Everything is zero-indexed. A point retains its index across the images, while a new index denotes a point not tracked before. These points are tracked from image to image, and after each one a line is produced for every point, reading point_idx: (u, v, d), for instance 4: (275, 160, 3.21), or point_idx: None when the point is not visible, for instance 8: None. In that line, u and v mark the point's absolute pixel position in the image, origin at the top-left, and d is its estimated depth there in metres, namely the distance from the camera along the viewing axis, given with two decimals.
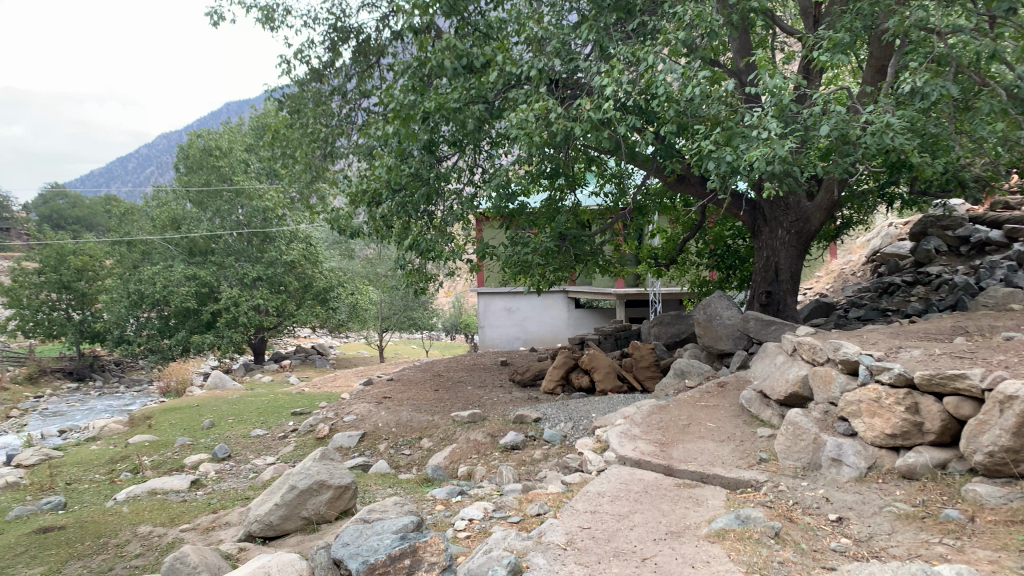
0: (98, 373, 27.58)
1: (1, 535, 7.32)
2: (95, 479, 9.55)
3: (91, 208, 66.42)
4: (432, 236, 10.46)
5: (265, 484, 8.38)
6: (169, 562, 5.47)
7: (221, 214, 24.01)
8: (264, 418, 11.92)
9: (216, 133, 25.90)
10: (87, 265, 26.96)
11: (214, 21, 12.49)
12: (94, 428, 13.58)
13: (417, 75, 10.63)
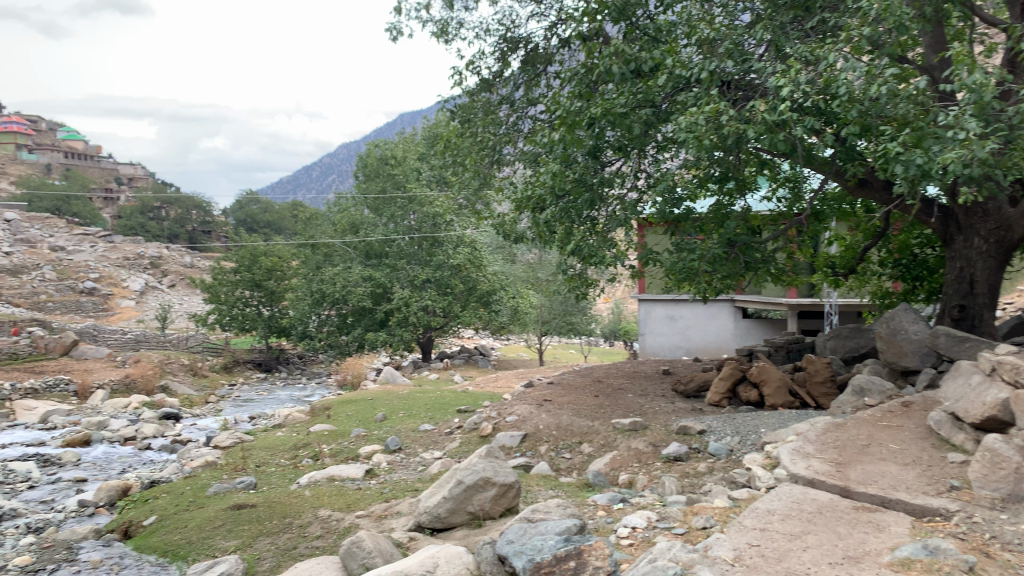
0: (282, 365, 29.81)
1: (203, 509, 8.10)
2: (280, 463, 10.32)
3: (279, 213, 71.83)
4: (594, 241, 10.45)
5: (433, 478, 8.71)
6: (348, 546, 5.89)
7: (395, 219, 25.12)
8: (431, 414, 12.38)
9: (392, 143, 27.52)
10: (276, 265, 29.26)
11: (393, 37, 13.30)
12: (280, 416, 14.69)
13: (584, 81, 10.71)
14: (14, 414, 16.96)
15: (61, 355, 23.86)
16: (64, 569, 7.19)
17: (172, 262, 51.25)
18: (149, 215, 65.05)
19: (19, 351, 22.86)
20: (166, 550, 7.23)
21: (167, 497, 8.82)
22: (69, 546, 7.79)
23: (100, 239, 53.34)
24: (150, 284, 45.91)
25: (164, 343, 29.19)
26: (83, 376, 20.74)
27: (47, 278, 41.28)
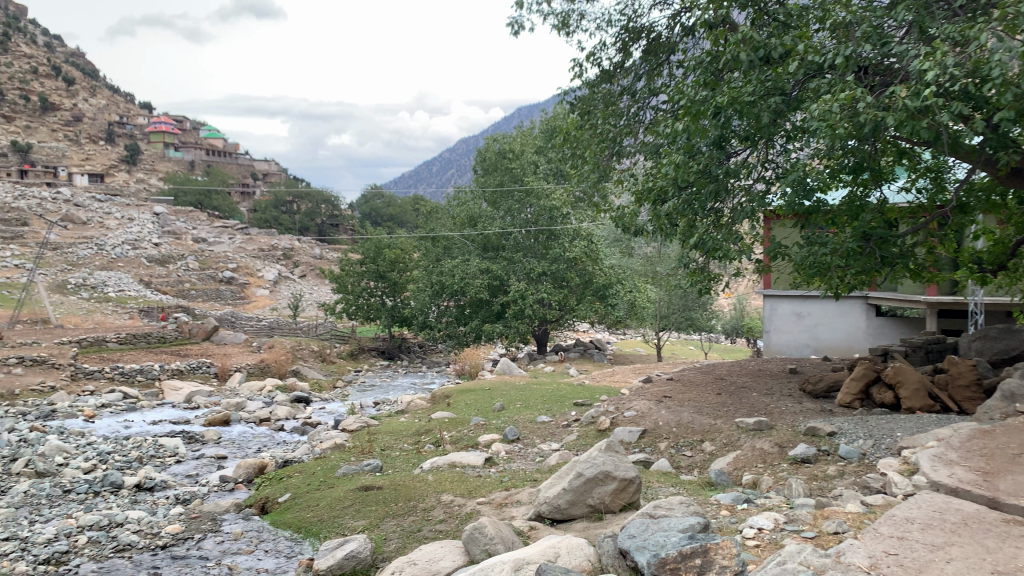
0: (404, 353, 30.73)
1: (333, 489, 8.47)
2: (404, 448, 10.66)
3: (401, 207, 73.95)
4: (718, 234, 10.16)
5: (551, 469, 8.75)
6: (470, 532, 6.02)
7: (512, 212, 25.27)
8: (549, 406, 12.45)
9: (511, 137, 27.70)
10: (399, 257, 30.17)
11: (514, 31, 13.46)
12: (402, 403, 15.16)
13: (710, 69, 10.41)
14: (164, 393, 18.32)
15: (203, 339, 25.52)
16: (209, 538, 7.72)
17: (304, 254, 53.79)
18: (282, 209, 68.51)
19: (166, 335, 24.62)
20: (300, 526, 7.65)
21: (300, 476, 9.28)
22: (213, 518, 8.35)
23: (238, 231, 56.69)
24: (282, 274, 48.33)
25: (295, 330, 30.69)
26: (223, 359, 22.12)
27: (191, 268, 44.28)
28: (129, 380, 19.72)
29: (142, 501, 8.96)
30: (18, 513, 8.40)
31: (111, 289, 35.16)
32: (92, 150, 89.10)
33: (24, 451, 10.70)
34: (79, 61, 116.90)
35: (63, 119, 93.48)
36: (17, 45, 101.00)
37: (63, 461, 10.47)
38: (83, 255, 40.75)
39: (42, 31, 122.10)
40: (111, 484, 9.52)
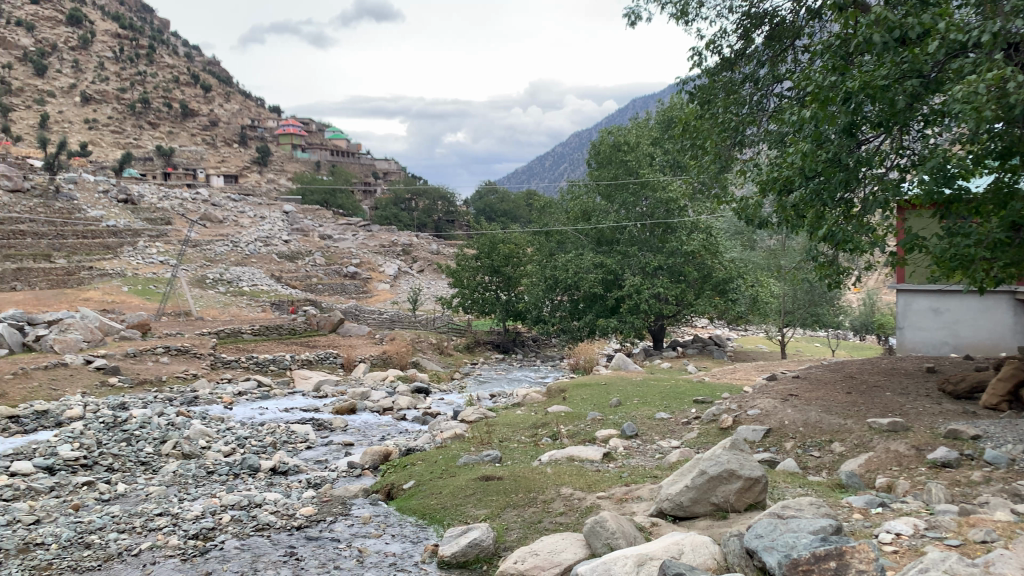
0: (519, 347, 31.03)
1: (454, 478, 8.67)
2: (522, 440, 10.77)
3: (515, 203, 74.66)
4: (849, 226, 9.69)
5: (671, 465, 8.63)
6: (592, 525, 6.04)
7: (627, 205, 25.03)
8: (667, 403, 12.26)
9: (626, 128, 27.35)
10: (513, 252, 30.48)
11: (631, 22, 13.32)
12: (519, 396, 15.34)
13: (839, 53, 9.95)
14: (294, 381, 19.31)
15: (330, 331, 26.68)
16: (340, 521, 8.07)
17: (421, 249, 55.21)
18: (401, 206, 70.60)
19: (296, 327, 25.90)
20: (425, 513, 7.91)
21: (423, 464, 9.56)
22: (343, 502, 8.74)
23: (360, 228, 58.87)
24: (402, 269, 49.77)
25: (414, 322, 31.59)
26: (348, 350, 23.06)
27: (318, 263, 46.35)
28: (263, 369, 20.90)
29: (277, 484, 9.48)
30: (169, 491, 9.07)
31: (245, 283, 37.29)
32: (227, 153, 94.74)
33: (172, 434, 11.53)
34: (215, 69, 124.51)
35: (201, 124, 99.82)
36: (161, 57, 108.70)
37: (206, 444, 11.21)
38: (220, 252, 43.38)
39: (184, 43, 130.79)
40: (249, 467, 10.11)
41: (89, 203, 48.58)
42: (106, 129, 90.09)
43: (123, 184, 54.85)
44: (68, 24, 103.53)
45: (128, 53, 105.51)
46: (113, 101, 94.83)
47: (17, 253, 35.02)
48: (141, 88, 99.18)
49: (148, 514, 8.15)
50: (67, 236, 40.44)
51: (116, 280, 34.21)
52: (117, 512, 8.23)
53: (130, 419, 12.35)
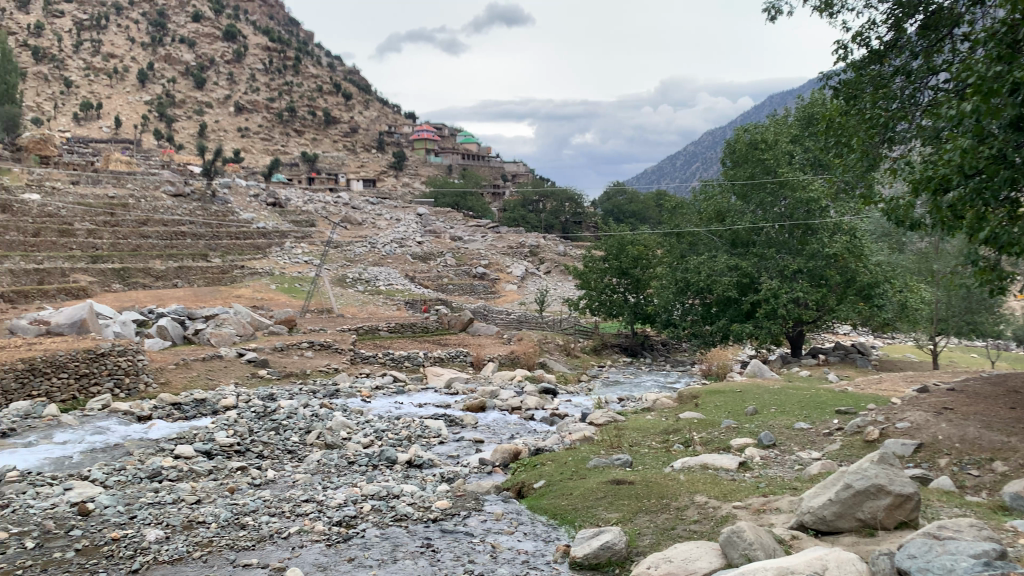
0: (647, 351, 30.57)
1: (585, 480, 8.68)
2: (653, 445, 10.63)
3: (644, 203, 73.82)
4: (1015, 229, 8.93)
5: (812, 477, 8.27)
6: (728, 534, 5.87)
7: (765, 205, 24.22)
8: (807, 412, 11.76)
9: (763, 125, 26.41)
10: (642, 254, 30.13)
11: (771, 16, 12.86)
12: (648, 400, 15.13)
13: (1005, 40, 9.16)
14: (427, 378, 19.90)
15: (461, 330, 27.31)
16: (474, 516, 8.27)
17: (549, 251, 55.43)
18: (529, 208, 71.30)
19: (429, 325, 26.72)
20: (556, 513, 7.97)
21: (553, 465, 9.63)
22: (476, 498, 8.94)
23: (489, 229, 59.90)
24: (530, 269, 50.20)
25: (542, 323, 31.84)
26: (478, 349, 23.53)
27: (449, 263, 47.53)
28: (398, 365, 21.65)
29: (413, 476, 9.80)
30: (314, 479, 9.59)
31: (381, 283, 38.80)
32: (365, 158, 98.76)
33: (317, 425, 12.16)
34: (355, 78, 130.29)
35: (342, 131, 104.68)
36: (306, 68, 114.98)
37: (347, 435, 11.74)
38: (358, 253, 45.41)
39: (327, 54, 137.68)
40: (386, 459, 10.50)
41: (241, 206, 52.00)
42: (256, 137, 96.17)
43: (271, 189, 58.39)
44: (224, 40, 111.31)
45: (276, 65, 112.19)
46: (263, 110, 101.12)
47: (179, 253, 37.97)
48: (288, 97, 105.21)
49: (296, 500, 8.63)
50: (222, 237, 43.46)
51: (265, 278, 36.49)
52: (269, 496, 8.77)
53: (278, 409, 13.14)
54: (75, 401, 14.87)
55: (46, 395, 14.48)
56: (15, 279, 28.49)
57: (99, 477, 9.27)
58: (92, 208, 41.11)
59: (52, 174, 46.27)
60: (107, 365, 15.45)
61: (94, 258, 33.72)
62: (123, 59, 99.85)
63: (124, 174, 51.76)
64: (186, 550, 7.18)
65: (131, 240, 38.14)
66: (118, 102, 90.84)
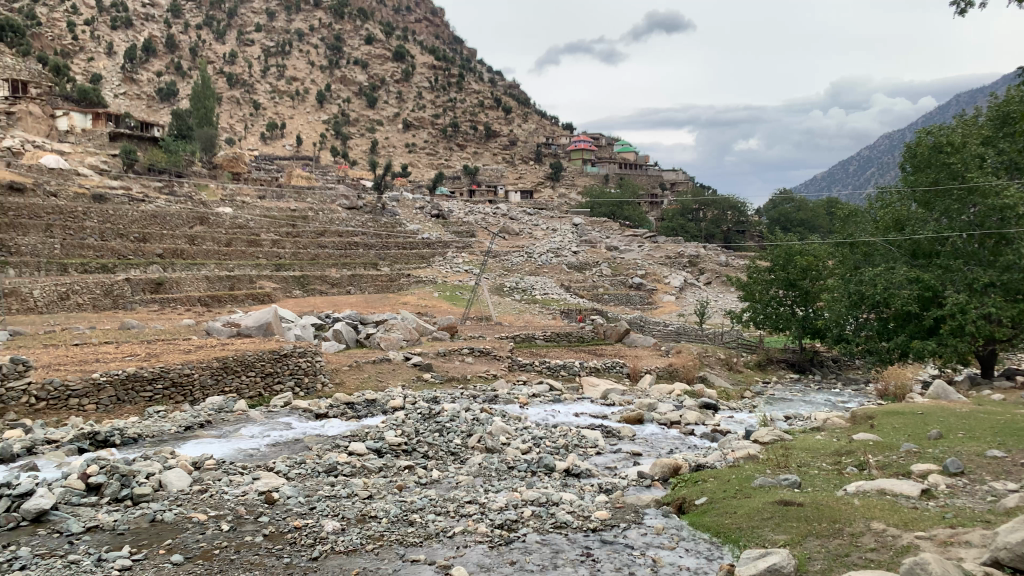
0: (817, 368, 28.90)
1: (750, 499, 8.38)
2: (824, 467, 10.09)
3: (814, 212, 70.50)
4: None
5: (1009, 511, 7.53)
6: (909, 566, 5.49)
7: (950, 213, 22.44)
8: (1002, 439, 10.70)
9: (950, 126, 24.46)
10: (811, 265, 28.63)
11: (961, 8, 11.88)
12: (818, 419, 14.37)
13: None
14: (583, 388, 19.90)
15: (617, 341, 27.11)
16: (634, 529, 8.22)
17: (710, 261, 53.65)
18: (689, 217, 69.90)
19: (585, 334, 26.83)
20: (719, 531, 7.77)
21: (715, 482, 9.37)
22: (635, 511, 8.86)
23: (648, 239, 59.16)
24: (690, 280, 48.93)
25: (702, 336, 31.04)
26: (635, 361, 23.31)
27: (606, 274, 47.33)
28: (555, 374, 21.84)
29: (572, 485, 9.85)
30: (476, 481, 9.86)
31: (539, 291, 39.37)
32: (524, 168, 100.45)
33: (478, 429, 12.51)
34: (516, 91, 133.16)
35: (502, 143, 107.24)
36: (469, 84, 118.92)
37: (506, 441, 12.00)
38: (516, 263, 46.60)
39: (489, 69, 141.86)
40: (544, 466, 10.63)
41: (407, 218, 54.56)
42: (421, 151, 100.62)
43: (435, 201, 60.83)
44: (394, 60, 117.46)
45: (441, 82, 116.81)
46: (428, 126, 105.61)
47: (351, 261, 40.38)
48: (451, 113, 109.19)
49: (460, 501, 8.92)
50: (390, 246, 45.81)
51: (428, 286, 37.98)
52: (434, 495, 9.13)
53: (442, 412, 13.64)
54: (261, 397, 16.15)
55: (237, 390, 15.82)
56: (211, 285, 31.38)
57: (283, 469, 10.03)
58: (276, 220, 44.56)
59: (243, 190, 50.65)
60: (289, 365, 16.69)
61: (278, 266, 36.51)
62: (304, 82, 107.82)
63: (304, 189, 55.84)
64: (359, 542, 7.62)
65: (309, 249, 40.99)
66: (298, 122, 98.18)
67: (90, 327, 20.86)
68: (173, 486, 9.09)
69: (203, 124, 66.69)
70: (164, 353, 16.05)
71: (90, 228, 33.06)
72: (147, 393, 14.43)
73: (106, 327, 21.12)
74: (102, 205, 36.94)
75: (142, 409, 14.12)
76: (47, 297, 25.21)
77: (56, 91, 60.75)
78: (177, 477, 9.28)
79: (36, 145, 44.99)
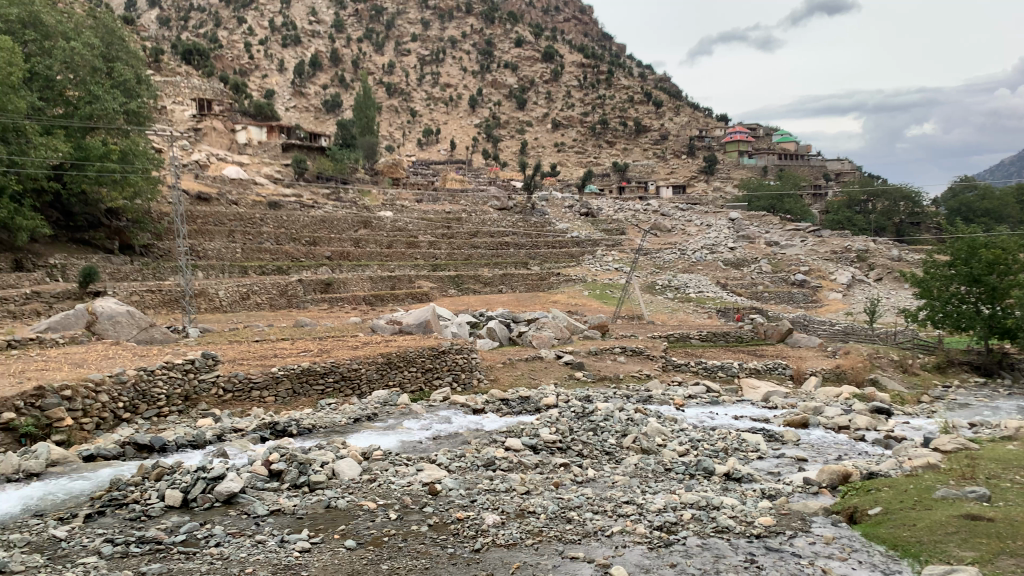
0: (1007, 371, 26.34)
1: (932, 511, 7.80)
2: (1016, 480, 9.22)
3: (1001, 200, 64.32)
4: None
5: None
6: None
7: None
8: None
9: None
10: (999, 258, 26.04)
11: None
12: (1008, 427, 13.13)
13: None
14: (743, 390, 19.26)
15: (778, 341, 25.97)
16: (801, 537, 7.87)
17: (880, 255, 49.84)
18: (856, 209, 65.91)
19: (744, 334, 25.94)
20: (896, 543, 7.29)
21: (890, 491, 8.78)
22: (803, 518, 8.49)
23: (810, 233, 56.28)
24: (858, 276, 45.90)
25: (872, 336, 29.20)
26: (798, 362, 22.28)
27: (764, 271, 45.42)
28: (712, 375, 21.30)
29: (732, 490, 9.56)
30: (633, 482, 9.79)
31: (693, 289, 38.46)
32: (676, 163, 98.21)
33: (632, 429, 12.39)
34: (667, 85, 130.63)
35: (653, 138, 104.77)
36: (619, 79, 117.88)
37: (662, 442, 11.82)
38: (669, 260, 46.06)
39: (639, 64, 140.22)
40: (704, 469, 10.38)
41: (557, 217, 54.99)
42: (570, 150, 101.03)
43: (585, 200, 60.89)
44: (543, 61, 118.66)
45: (590, 80, 116.56)
46: (577, 124, 105.77)
47: (503, 261, 41.20)
48: (600, 110, 108.71)
49: (617, 501, 8.89)
50: (540, 245, 46.36)
51: (579, 285, 38.06)
52: (591, 494, 9.14)
53: (596, 411, 13.64)
54: (421, 392, 16.82)
55: (400, 385, 16.57)
56: (374, 285, 33.00)
57: (444, 462, 10.41)
58: (433, 223, 46.25)
59: (401, 194, 52.87)
60: (447, 362, 17.30)
61: (435, 266, 37.90)
62: (457, 88, 111.16)
63: (458, 191, 57.59)
64: (519, 537, 7.77)
65: (464, 250, 42.22)
66: (451, 128, 101.52)
67: (269, 324, 22.57)
68: (345, 475, 9.66)
69: (365, 132, 70.33)
70: (333, 349, 17.08)
71: (267, 234, 35.80)
72: (320, 386, 15.39)
73: (282, 325, 22.73)
74: (277, 212, 39.81)
75: (315, 402, 15.10)
76: (230, 297, 27.48)
77: (236, 107, 66.05)
78: (349, 467, 9.86)
79: (220, 158, 49.11)
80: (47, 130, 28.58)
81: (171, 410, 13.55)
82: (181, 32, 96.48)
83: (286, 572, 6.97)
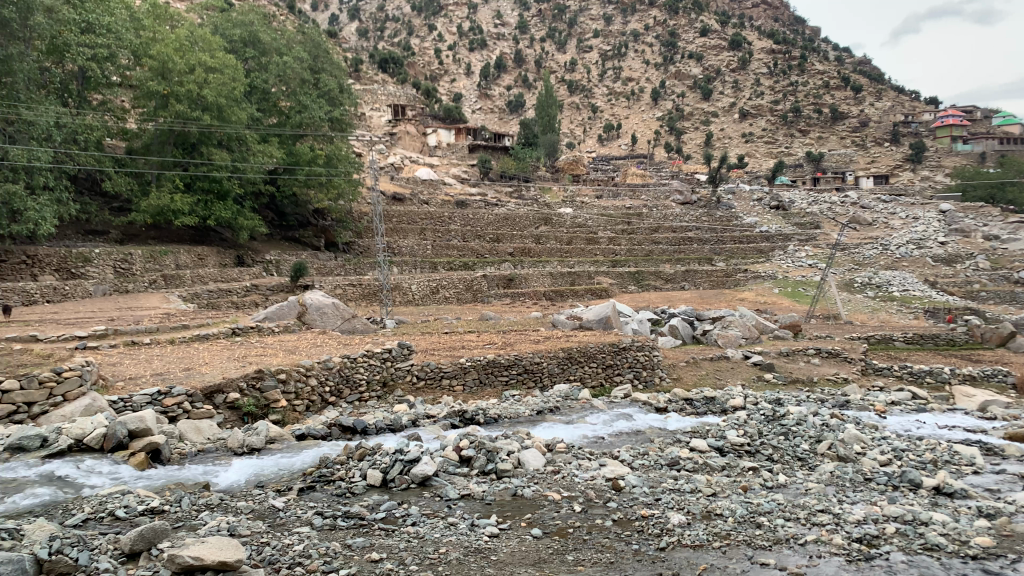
0: None
1: None
2: None
3: None
4: None
5: None
6: None
7: None
8: None
9: None
10: None
11: None
12: None
13: None
14: (954, 398, 17.59)
15: (998, 346, 23.37)
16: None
17: None
18: None
19: (956, 337, 23.76)
20: None
21: None
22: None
23: None
24: None
25: None
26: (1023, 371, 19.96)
27: (981, 267, 40.99)
28: (919, 380, 19.60)
29: (942, 505, 8.80)
30: (828, 490, 9.29)
31: (896, 288, 35.52)
32: (877, 151, 90.94)
33: (827, 434, 11.72)
34: (868, 67, 121.30)
35: (852, 125, 96.83)
36: (813, 64, 111.17)
37: (861, 450, 11.09)
38: (869, 256, 43.29)
39: (836, 47, 131.34)
40: (909, 481, 9.64)
41: (745, 211, 53.04)
42: (759, 141, 96.74)
43: (775, 192, 58.08)
44: (730, 49, 114.38)
45: (782, 66, 110.80)
46: (766, 113, 101.06)
47: (685, 257, 40.29)
48: (791, 98, 103.22)
49: (812, 509, 8.47)
50: (726, 240, 44.84)
51: (768, 282, 36.37)
52: (783, 500, 8.78)
53: (787, 415, 13.03)
54: (602, 387, 16.86)
55: (581, 380, 16.73)
56: (554, 281, 33.44)
57: (628, 458, 10.42)
58: (613, 219, 46.13)
59: (582, 191, 53.20)
60: (628, 358, 17.25)
61: (615, 262, 37.71)
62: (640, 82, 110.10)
63: (641, 187, 57.01)
64: (706, 538, 7.63)
65: (645, 246, 41.71)
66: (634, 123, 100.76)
67: (457, 318, 23.60)
68: (530, 465, 9.94)
69: (547, 131, 71.35)
70: (517, 342, 17.56)
71: (454, 231, 37.35)
72: (504, 378, 15.88)
73: (470, 318, 23.71)
74: (464, 209, 41.39)
75: (500, 392, 15.61)
76: (421, 291, 28.99)
77: (428, 111, 69.43)
78: (533, 457, 10.12)
79: (412, 160, 51.82)
80: (264, 138, 31.55)
81: (371, 395, 14.59)
82: (379, 43, 102.94)
83: (476, 555, 7.28)
